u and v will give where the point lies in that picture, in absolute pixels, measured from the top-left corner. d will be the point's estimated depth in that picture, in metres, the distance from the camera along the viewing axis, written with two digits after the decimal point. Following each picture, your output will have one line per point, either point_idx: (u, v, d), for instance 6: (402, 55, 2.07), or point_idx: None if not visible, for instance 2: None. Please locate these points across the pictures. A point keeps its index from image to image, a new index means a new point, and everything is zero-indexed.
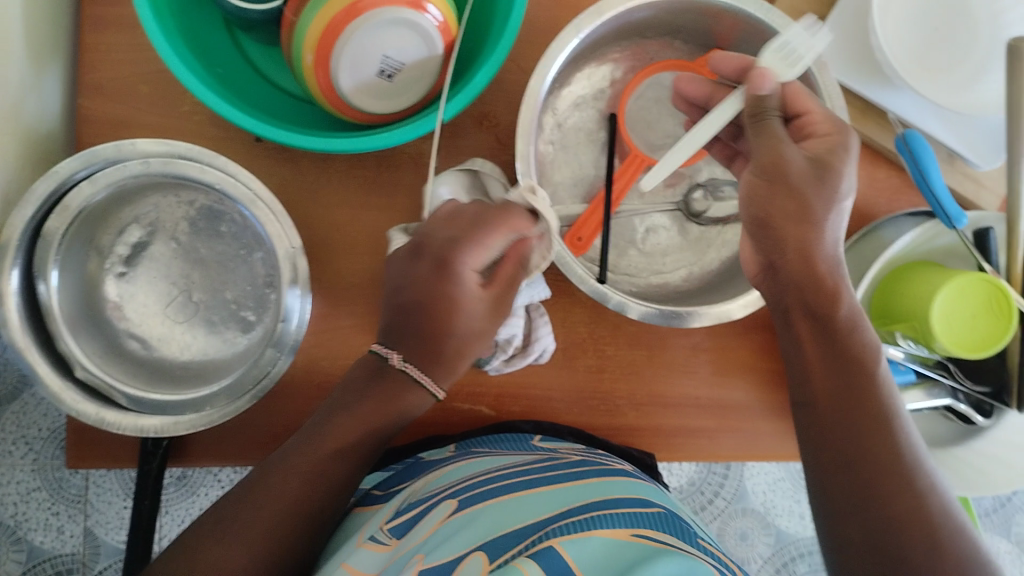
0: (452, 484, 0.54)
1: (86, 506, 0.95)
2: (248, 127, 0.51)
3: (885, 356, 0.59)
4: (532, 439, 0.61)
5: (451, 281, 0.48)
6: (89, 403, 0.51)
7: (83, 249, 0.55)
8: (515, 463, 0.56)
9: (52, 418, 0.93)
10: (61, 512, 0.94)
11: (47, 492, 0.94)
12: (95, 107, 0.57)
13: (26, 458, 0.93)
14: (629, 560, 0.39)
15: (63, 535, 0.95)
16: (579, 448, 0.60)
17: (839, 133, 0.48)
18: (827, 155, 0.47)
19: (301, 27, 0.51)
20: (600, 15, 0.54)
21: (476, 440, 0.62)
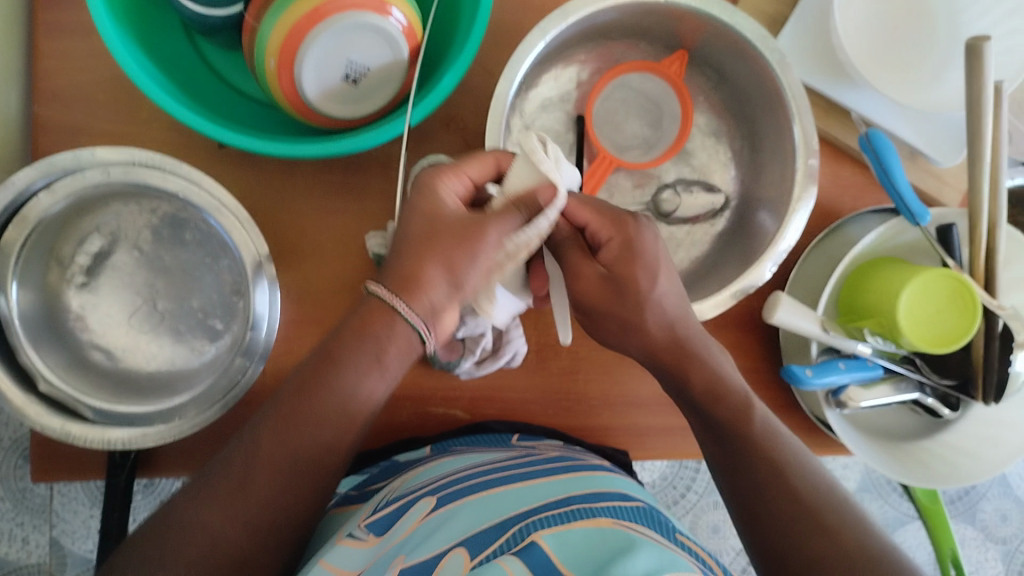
0: (434, 478, 0.54)
1: (52, 516, 0.93)
2: (211, 134, 0.50)
3: (852, 351, 0.59)
4: (511, 440, 0.61)
5: (431, 194, 0.46)
6: (52, 417, 0.50)
7: (42, 260, 0.53)
8: (492, 460, 0.56)
9: (14, 428, 0.92)
10: (26, 523, 0.93)
11: (11, 503, 0.93)
12: (52, 114, 0.56)
13: None
14: (613, 548, 0.40)
15: (29, 546, 0.94)
16: (556, 446, 0.60)
17: (620, 235, 0.49)
18: (621, 265, 0.49)
19: (263, 33, 0.50)
20: (566, 18, 0.54)
21: (452, 441, 0.62)
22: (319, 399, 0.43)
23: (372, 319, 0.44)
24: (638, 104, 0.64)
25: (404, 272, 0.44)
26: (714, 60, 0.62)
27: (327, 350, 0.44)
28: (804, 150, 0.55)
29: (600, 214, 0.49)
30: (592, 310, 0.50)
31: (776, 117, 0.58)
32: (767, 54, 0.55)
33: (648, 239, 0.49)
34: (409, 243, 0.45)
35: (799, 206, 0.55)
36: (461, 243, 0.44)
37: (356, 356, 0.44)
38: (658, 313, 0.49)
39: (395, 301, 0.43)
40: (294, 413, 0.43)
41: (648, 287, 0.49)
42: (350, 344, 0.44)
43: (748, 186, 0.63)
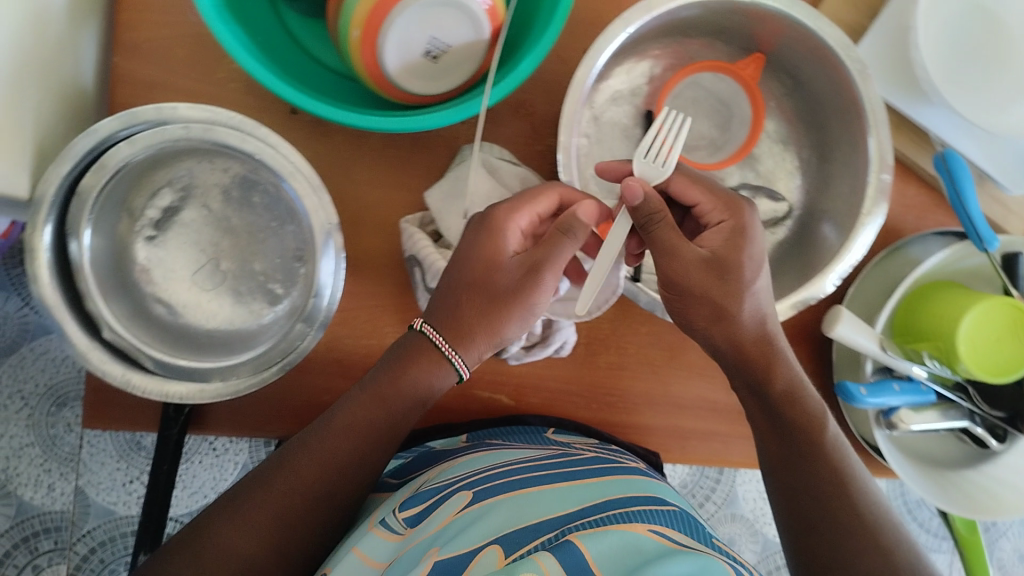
0: (469, 473, 0.54)
1: (79, 465, 0.98)
2: (288, 98, 0.50)
3: (907, 374, 0.59)
4: (546, 432, 0.62)
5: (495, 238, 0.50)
6: (114, 365, 0.50)
7: (116, 210, 0.54)
8: (529, 458, 0.56)
9: (50, 374, 0.98)
10: (53, 470, 0.98)
11: (40, 449, 0.98)
12: (132, 67, 0.57)
13: (21, 413, 0.98)
14: (647, 555, 0.40)
15: (54, 493, 0.98)
16: (592, 444, 0.61)
17: (732, 218, 0.50)
18: (725, 249, 0.49)
19: (347, 3, 0.50)
20: (650, 12, 0.54)
21: (488, 431, 0.62)
22: (365, 422, 0.49)
23: (426, 359, 0.50)
24: (709, 104, 0.64)
25: (459, 323, 0.50)
26: (792, 67, 0.61)
27: (375, 387, 0.50)
28: (877, 165, 0.55)
29: (713, 195, 0.51)
30: (685, 290, 0.49)
31: (851, 128, 0.57)
32: (848, 63, 0.54)
33: (758, 229, 0.50)
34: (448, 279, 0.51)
35: (868, 220, 0.55)
36: (488, 249, 0.50)
37: (402, 392, 0.50)
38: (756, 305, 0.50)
39: (437, 337, 0.50)
40: (332, 444, 0.49)
41: (745, 277, 0.49)
42: (398, 372, 0.50)
43: (813, 198, 0.63)
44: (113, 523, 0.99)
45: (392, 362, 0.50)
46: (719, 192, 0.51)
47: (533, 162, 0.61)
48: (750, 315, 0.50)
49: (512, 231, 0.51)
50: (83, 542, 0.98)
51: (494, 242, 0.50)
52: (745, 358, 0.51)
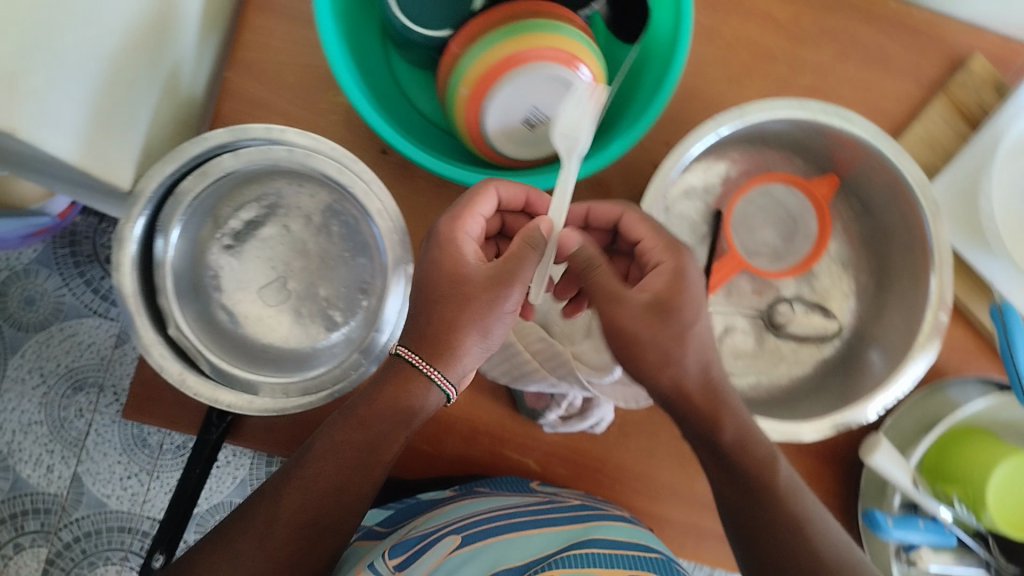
0: (453, 521, 0.57)
1: (81, 451, 1.01)
2: (389, 139, 0.53)
3: (933, 514, 0.59)
4: (531, 483, 0.63)
5: (453, 251, 0.48)
6: (174, 362, 0.52)
7: (203, 215, 0.56)
8: (513, 505, 0.58)
9: (73, 357, 1.01)
10: (56, 451, 1.01)
11: (47, 429, 1.01)
12: (244, 84, 0.60)
13: (36, 390, 1.01)
14: None
15: (51, 474, 1.01)
16: (577, 494, 0.63)
17: (672, 260, 0.49)
18: (670, 295, 0.48)
19: (461, 62, 0.53)
20: (741, 119, 0.55)
21: (478, 482, 0.63)
22: (350, 446, 0.47)
23: (404, 387, 0.47)
24: (777, 215, 0.65)
25: (427, 335, 0.47)
26: (865, 195, 0.63)
27: (355, 413, 0.48)
28: (936, 303, 0.56)
29: (655, 234, 0.51)
30: (632, 349, 0.48)
31: (914, 262, 0.59)
32: (922, 201, 0.56)
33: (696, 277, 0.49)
34: (421, 295, 0.48)
35: (920, 354, 0.56)
36: (446, 260, 0.48)
37: (383, 413, 0.47)
38: (699, 351, 0.48)
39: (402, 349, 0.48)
40: (312, 475, 0.47)
41: (689, 322, 0.48)
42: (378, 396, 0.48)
43: (865, 323, 0.64)
44: (102, 515, 1.01)
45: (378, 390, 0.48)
46: (662, 232, 0.51)
47: None
48: (694, 364, 0.48)
49: (464, 240, 0.49)
50: (69, 529, 1.01)
51: (450, 253, 0.48)
52: (694, 412, 0.49)
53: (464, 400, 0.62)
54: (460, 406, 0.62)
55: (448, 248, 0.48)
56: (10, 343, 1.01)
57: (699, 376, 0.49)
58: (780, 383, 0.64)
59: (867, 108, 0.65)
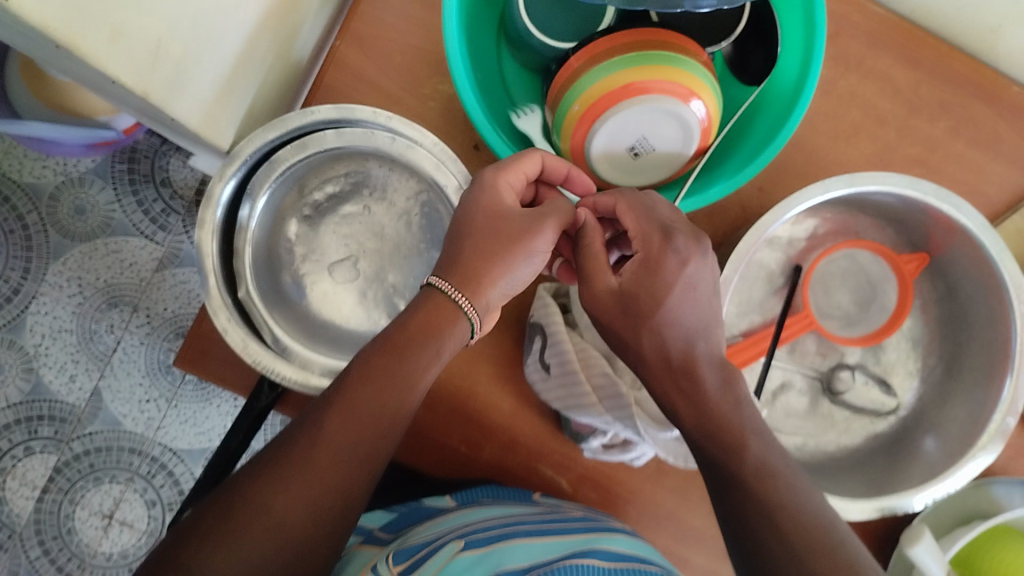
0: (454, 529, 0.55)
1: (106, 367, 1.02)
2: (493, 145, 0.54)
3: None
4: (533, 495, 0.61)
5: (493, 195, 0.49)
6: (238, 329, 0.51)
7: (291, 184, 0.56)
8: (518, 514, 0.57)
9: (113, 273, 1.01)
10: (81, 362, 1.01)
11: (76, 339, 1.01)
12: (350, 56, 0.59)
13: (73, 299, 1.01)
14: None
15: (73, 384, 1.01)
16: (581, 507, 0.61)
17: (644, 252, 0.48)
18: (636, 281, 0.48)
19: (577, 81, 0.52)
20: (851, 185, 0.55)
21: (478, 490, 0.62)
22: (382, 381, 0.44)
23: (443, 316, 0.46)
24: (857, 280, 0.64)
25: (462, 265, 0.48)
26: (954, 280, 0.62)
27: (386, 347, 0.45)
28: (1006, 406, 0.55)
29: (638, 222, 0.49)
30: (602, 321, 0.49)
31: (992, 358, 0.58)
32: (1016, 302, 0.55)
33: (673, 268, 0.48)
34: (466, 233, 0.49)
35: (981, 452, 0.55)
36: (484, 200, 0.49)
37: (421, 346, 0.45)
38: (657, 337, 0.47)
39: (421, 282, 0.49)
40: (344, 410, 0.42)
41: (651, 310, 0.47)
42: (414, 327, 0.45)
43: (926, 407, 0.63)
44: (115, 433, 1.02)
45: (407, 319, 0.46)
46: (651, 222, 0.49)
47: None
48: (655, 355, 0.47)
49: (503, 187, 0.50)
50: (81, 441, 1.01)
51: (491, 193, 0.49)
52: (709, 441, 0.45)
53: (510, 409, 0.62)
54: (504, 415, 0.62)
55: (490, 190, 0.49)
56: (53, 248, 1.01)
57: (661, 358, 0.47)
58: (827, 450, 0.63)
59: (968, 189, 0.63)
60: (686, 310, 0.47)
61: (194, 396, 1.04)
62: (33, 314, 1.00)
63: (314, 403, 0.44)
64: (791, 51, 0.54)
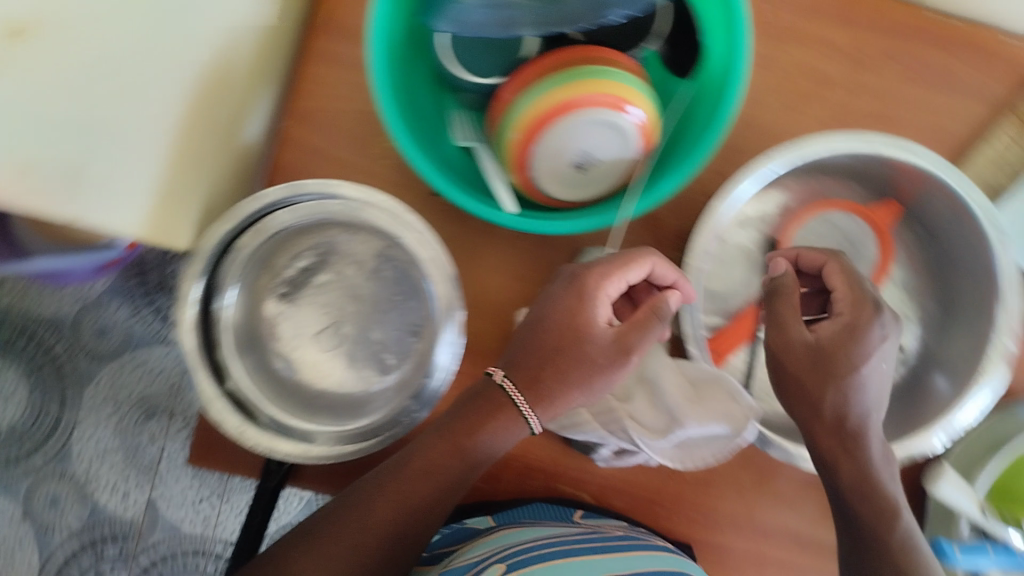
0: (502, 548, 0.56)
1: (156, 477, 1.04)
2: (439, 187, 0.54)
3: (1003, 538, 0.57)
4: (574, 515, 0.63)
5: (588, 308, 0.52)
6: (232, 415, 0.53)
7: (258, 266, 0.58)
8: (559, 534, 0.58)
9: (144, 386, 1.03)
10: (130, 478, 1.03)
11: (122, 456, 1.03)
12: (296, 133, 0.60)
13: (111, 418, 1.03)
14: None
15: (127, 501, 1.03)
16: (623, 526, 0.62)
17: (851, 316, 0.52)
18: (832, 342, 0.52)
19: (510, 108, 0.53)
20: (798, 153, 0.55)
21: (517, 511, 0.63)
22: (447, 461, 0.52)
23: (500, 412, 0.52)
24: (836, 241, 0.64)
25: (535, 378, 0.52)
26: (929, 219, 0.62)
27: (457, 434, 0.52)
28: (1004, 328, 0.55)
29: (848, 289, 0.53)
30: (787, 368, 0.53)
31: (979, 286, 0.58)
32: (989, 228, 0.55)
33: (875, 338, 0.52)
34: (533, 343, 0.52)
35: (983, 380, 0.55)
36: (578, 315, 0.52)
37: (476, 440, 0.52)
38: (839, 395, 0.51)
39: (499, 374, 0.53)
40: (407, 491, 0.51)
41: (842, 370, 0.51)
42: (476, 419, 0.52)
43: (930, 347, 0.62)
44: (177, 540, 1.04)
45: (467, 408, 0.53)
46: (862, 290, 0.53)
47: None
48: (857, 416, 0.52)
49: (601, 300, 0.52)
50: (147, 553, 1.04)
51: (583, 312, 0.52)
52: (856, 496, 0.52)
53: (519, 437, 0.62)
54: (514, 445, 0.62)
55: (580, 306, 0.52)
56: (83, 373, 1.03)
57: (834, 418, 0.52)
58: None
59: (929, 130, 0.63)
60: (874, 381, 0.52)
61: (244, 487, 1.05)
62: (78, 440, 1.03)
63: (379, 473, 0.53)
64: (716, 36, 0.56)
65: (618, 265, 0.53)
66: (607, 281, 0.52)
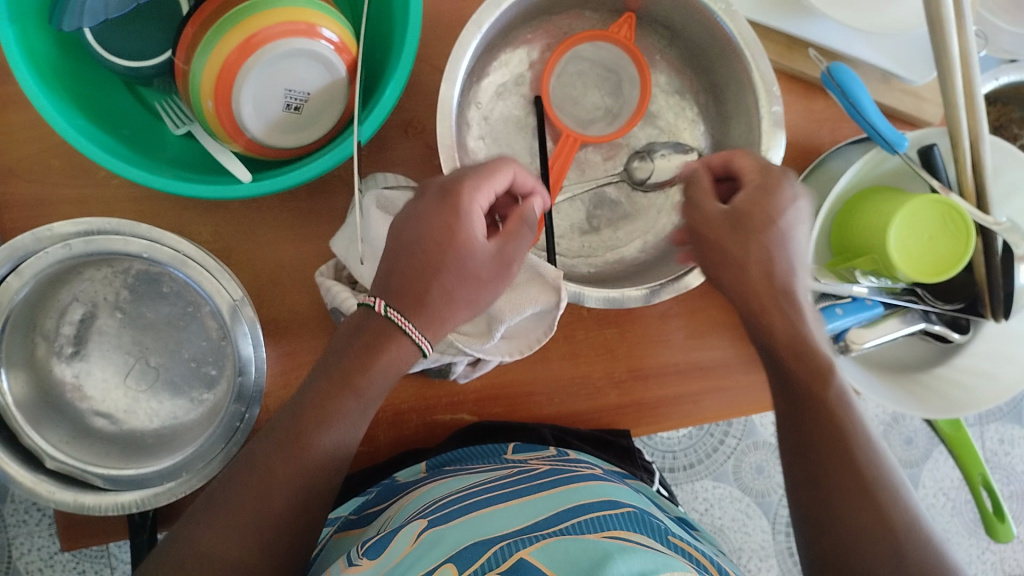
0: (428, 504, 0.52)
1: (110, 559, 0.92)
2: (164, 188, 0.49)
3: (850, 295, 0.58)
4: (506, 452, 0.61)
5: (463, 223, 0.47)
6: (65, 492, 0.51)
7: (27, 338, 0.53)
8: (487, 480, 0.55)
9: None
10: (87, 569, 0.92)
11: (69, 554, 0.91)
12: (8, 190, 0.55)
13: (42, 524, 0.91)
14: (600, 558, 0.38)
15: None
16: (546, 457, 0.60)
17: (759, 178, 0.50)
18: (747, 203, 0.50)
19: (194, 76, 0.49)
20: (498, 6, 0.52)
21: (446, 457, 0.61)
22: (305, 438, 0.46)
23: (364, 356, 0.46)
24: (596, 74, 0.63)
25: (410, 294, 0.47)
26: (663, 18, 0.60)
27: (342, 376, 0.47)
28: (766, 98, 0.54)
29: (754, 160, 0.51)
30: (707, 238, 0.51)
31: (729, 61, 0.56)
32: (711, 4, 0.53)
33: (785, 199, 0.50)
34: (399, 265, 0.47)
35: (770, 156, 0.54)
36: (451, 229, 0.47)
37: (370, 377, 0.47)
38: (763, 250, 0.50)
39: (381, 305, 0.46)
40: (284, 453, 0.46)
41: (760, 226, 0.49)
42: (363, 358, 0.46)
43: (718, 139, 0.62)
44: None
45: (352, 340, 0.47)
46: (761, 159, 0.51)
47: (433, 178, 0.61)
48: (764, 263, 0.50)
49: (477, 214, 0.47)
50: None
51: (457, 225, 0.47)
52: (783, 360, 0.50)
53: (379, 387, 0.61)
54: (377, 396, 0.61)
55: (456, 219, 0.47)
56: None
57: (763, 276, 0.50)
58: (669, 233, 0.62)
59: None
60: (796, 233, 0.51)
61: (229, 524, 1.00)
62: (20, 556, 0.90)
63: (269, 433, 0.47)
64: None
65: (483, 170, 0.48)
66: (480, 188, 0.47)
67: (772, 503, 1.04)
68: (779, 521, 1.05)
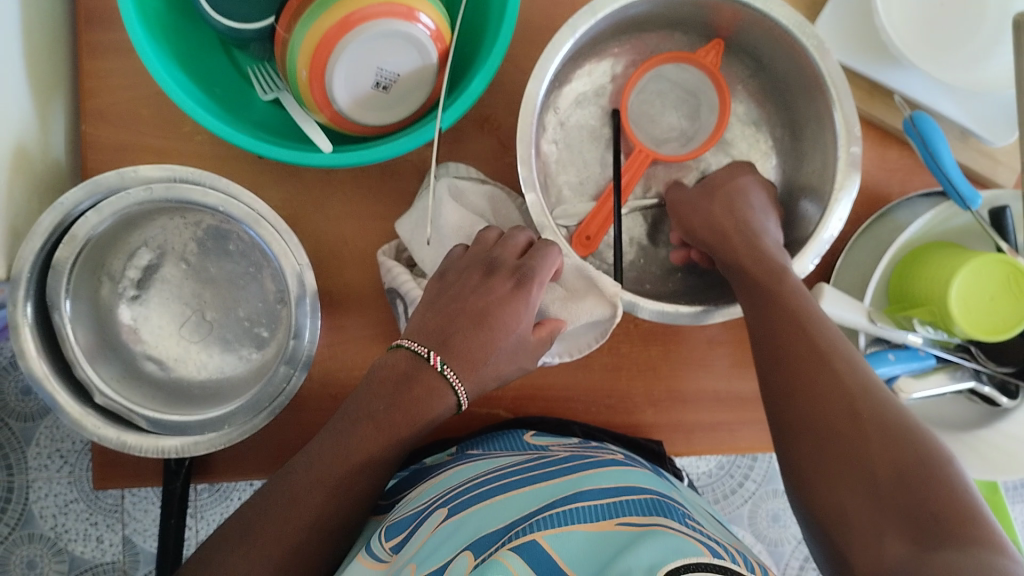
0: (445, 492, 0.52)
1: (123, 515, 0.93)
2: (250, 147, 0.50)
3: (903, 342, 0.59)
4: (525, 436, 0.60)
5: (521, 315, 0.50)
6: (109, 428, 0.52)
7: (95, 276, 0.55)
8: (507, 465, 0.53)
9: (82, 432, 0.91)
10: (100, 522, 0.92)
11: (84, 503, 0.92)
12: (96, 132, 0.57)
13: (62, 470, 0.91)
14: (618, 549, 0.36)
15: (103, 544, 0.92)
16: (572, 444, 0.58)
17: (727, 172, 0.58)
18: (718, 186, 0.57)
19: (293, 44, 0.50)
20: (595, 15, 0.53)
21: (472, 441, 0.61)
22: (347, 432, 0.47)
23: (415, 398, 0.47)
24: (675, 95, 0.63)
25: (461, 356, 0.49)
26: (751, 48, 0.60)
27: (383, 415, 0.47)
28: (845, 137, 0.54)
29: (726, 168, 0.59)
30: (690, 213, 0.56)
31: (814, 99, 0.57)
32: (805, 40, 0.53)
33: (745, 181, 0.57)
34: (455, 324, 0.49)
35: (842, 193, 0.53)
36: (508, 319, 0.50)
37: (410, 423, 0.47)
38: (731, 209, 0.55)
39: (436, 359, 0.48)
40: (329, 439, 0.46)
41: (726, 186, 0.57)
42: (409, 405, 0.47)
43: (788, 174, 0.62)
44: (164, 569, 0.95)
45: (400, 389, 0.48)
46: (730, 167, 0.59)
47: (502, 175, 0.61)
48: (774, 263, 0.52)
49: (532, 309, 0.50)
50: None
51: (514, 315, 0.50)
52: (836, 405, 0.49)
53: None
54: None
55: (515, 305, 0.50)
56: (21, 435, 0.91)
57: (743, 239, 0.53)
58: None
59: None
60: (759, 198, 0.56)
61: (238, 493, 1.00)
62: (36, 500, 0.91)
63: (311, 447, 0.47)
64: None
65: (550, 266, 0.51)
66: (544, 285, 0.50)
67: (783, 553, 1.03)
68: (790, 570, 1.04)
